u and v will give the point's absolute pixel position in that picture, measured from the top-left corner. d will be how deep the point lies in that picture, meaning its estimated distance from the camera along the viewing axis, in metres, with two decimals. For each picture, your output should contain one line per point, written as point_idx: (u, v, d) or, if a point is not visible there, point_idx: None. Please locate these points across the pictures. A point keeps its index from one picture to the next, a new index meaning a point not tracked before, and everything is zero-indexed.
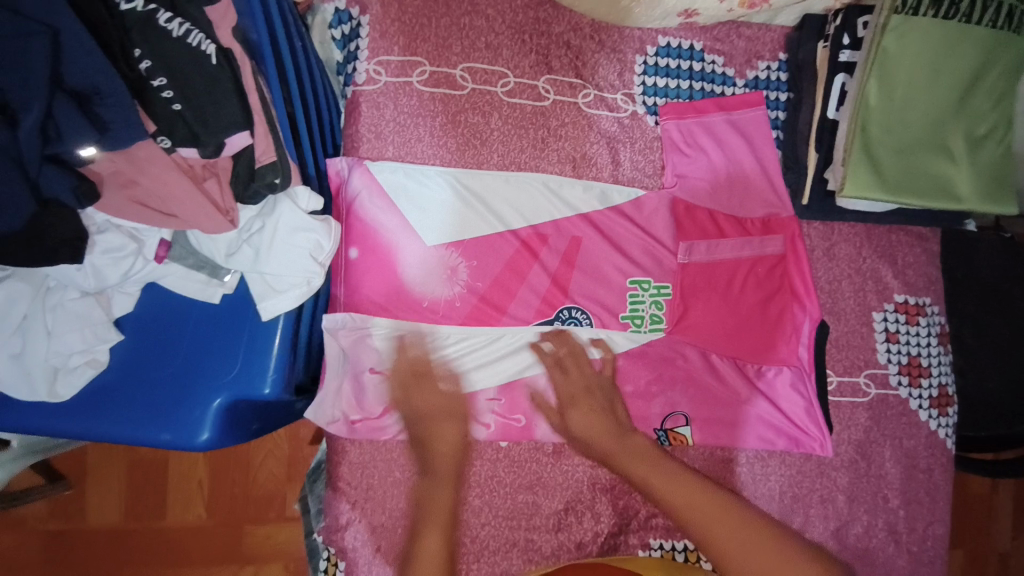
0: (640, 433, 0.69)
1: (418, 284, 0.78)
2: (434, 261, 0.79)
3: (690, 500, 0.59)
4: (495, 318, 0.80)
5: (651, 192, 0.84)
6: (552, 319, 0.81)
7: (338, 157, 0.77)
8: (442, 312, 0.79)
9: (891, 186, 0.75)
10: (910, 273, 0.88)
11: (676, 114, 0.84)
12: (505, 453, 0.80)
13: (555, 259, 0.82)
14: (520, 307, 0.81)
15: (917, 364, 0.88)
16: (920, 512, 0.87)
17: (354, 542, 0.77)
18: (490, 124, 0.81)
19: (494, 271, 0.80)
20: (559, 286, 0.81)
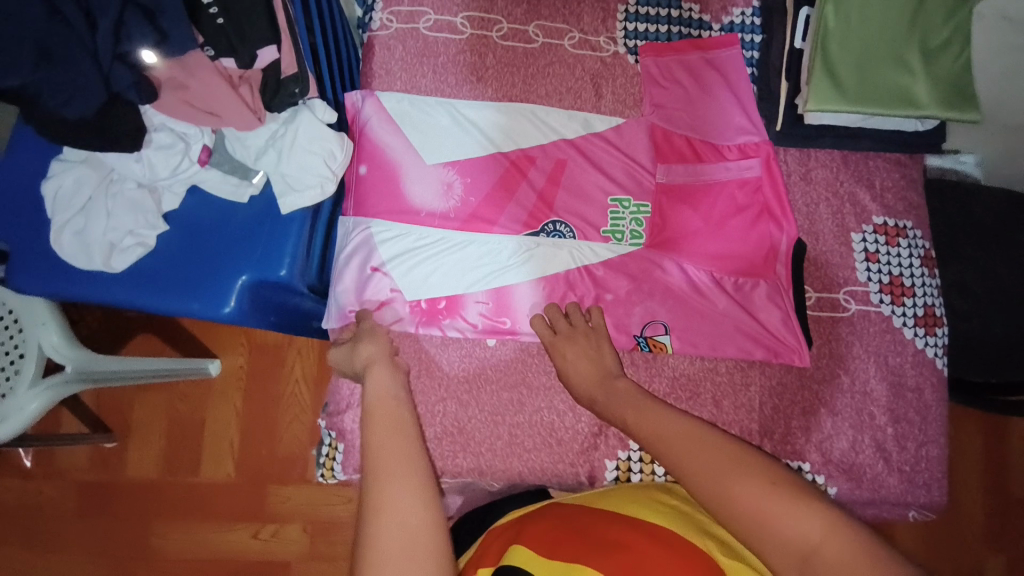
0: (624, 378, 0.69)
1: (418, 196, 0.88)
2: (432, 177, 0.89)
3: (654, 428, 0.58)
4: (485, 229, 0.88)
5: (630, 119, 0.92)
6: (538, 231, 0.89)
7: (355, 91, 0.90)
8: (439, 220, 0.88)
9: (854, 99, 0.80)
10: (888, 197, 0.92)
11: (653, 52, 0.93)
12: (492, 351, 0.87)
13: (542, 179, 0.90)
14: (509, 219, 0.89)
15: (901, 284, 0.89)
16: (910, 431, 0.87)
17: (351, 425, 0.87)
18: (485, 63, 0.92)
19: (486, 187, 0.89)
20: (545, 201, 0.90)
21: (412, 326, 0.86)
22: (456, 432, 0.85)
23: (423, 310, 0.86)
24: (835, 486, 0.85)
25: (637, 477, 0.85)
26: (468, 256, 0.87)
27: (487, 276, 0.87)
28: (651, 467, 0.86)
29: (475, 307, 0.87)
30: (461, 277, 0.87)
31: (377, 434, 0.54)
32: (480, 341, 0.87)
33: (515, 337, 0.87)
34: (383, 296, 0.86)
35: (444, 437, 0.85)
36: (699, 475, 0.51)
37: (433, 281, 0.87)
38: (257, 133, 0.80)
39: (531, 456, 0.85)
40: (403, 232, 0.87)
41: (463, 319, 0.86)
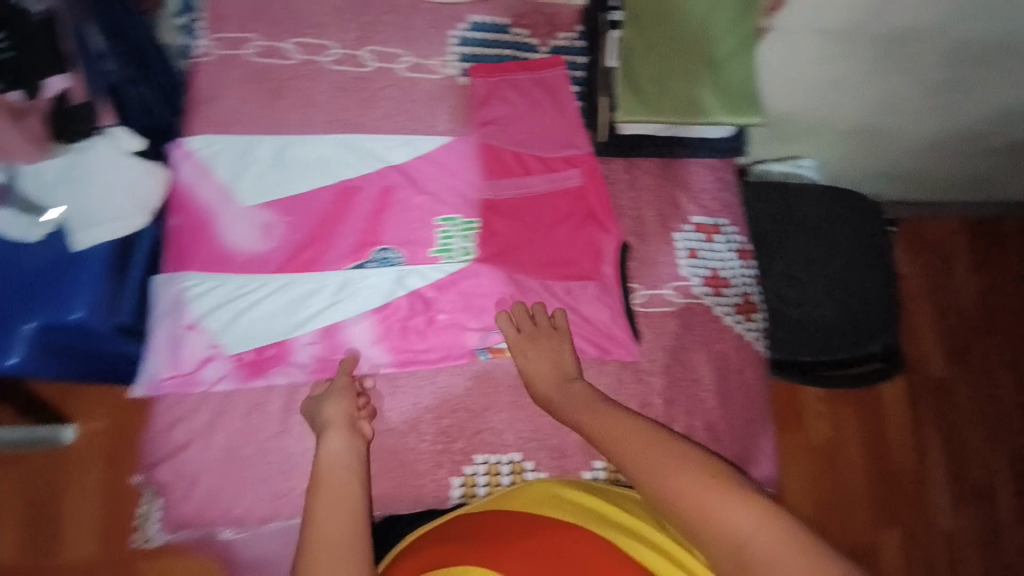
0: (580, 382, 0.76)
1: (234, 241, 0.87)
2: (249, 218, 0.87)
3: (605, 428, 0.65)
4: (310, 267, 0.88)
5: (457, 137, 0.95)
6: (364, 262, 0.89)
7: (172, 142, 0.89)
8: (260, 264, 0.87)
9: (653, 109, 0.87)
10: (705, 197, 1.00)
11: (484, 72, 0.97)
12: (331, 381, 0.86)
13: (366, 208, 0.90)
14: (335, 252, 0.89)
15: (720, 276, 0.98)
16: (737, 412, 0.94)
17: (170, 477, 0.83)
18: (316, 87, 0.93)
19: (309, 224, 0.89)
20: (372, 230, 0.90)
21: (234, 381, 0.85)
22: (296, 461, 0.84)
23: (247, 362, 0.85)
24: None
25: (483, 489, 0.89)
26: (290, 299, 0.86)
27: (313, 317, 0.86)
28: (498, 478, 0.90)
29: (302, 348, 0.86)
30: (284, 322, 0.86)
31: (320, 509, 0.60)
32: (311, 382, 0.86)
33: (349, 372, 0.86)
34: (201, 355, 0.84)
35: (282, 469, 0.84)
36: (646, 465, 0.58)
37: (254, 330, 0.85)
38: (45, 166, 0.77)
39: None
40: (217, 283, 0.85)
41: (291, 363, 0.86)
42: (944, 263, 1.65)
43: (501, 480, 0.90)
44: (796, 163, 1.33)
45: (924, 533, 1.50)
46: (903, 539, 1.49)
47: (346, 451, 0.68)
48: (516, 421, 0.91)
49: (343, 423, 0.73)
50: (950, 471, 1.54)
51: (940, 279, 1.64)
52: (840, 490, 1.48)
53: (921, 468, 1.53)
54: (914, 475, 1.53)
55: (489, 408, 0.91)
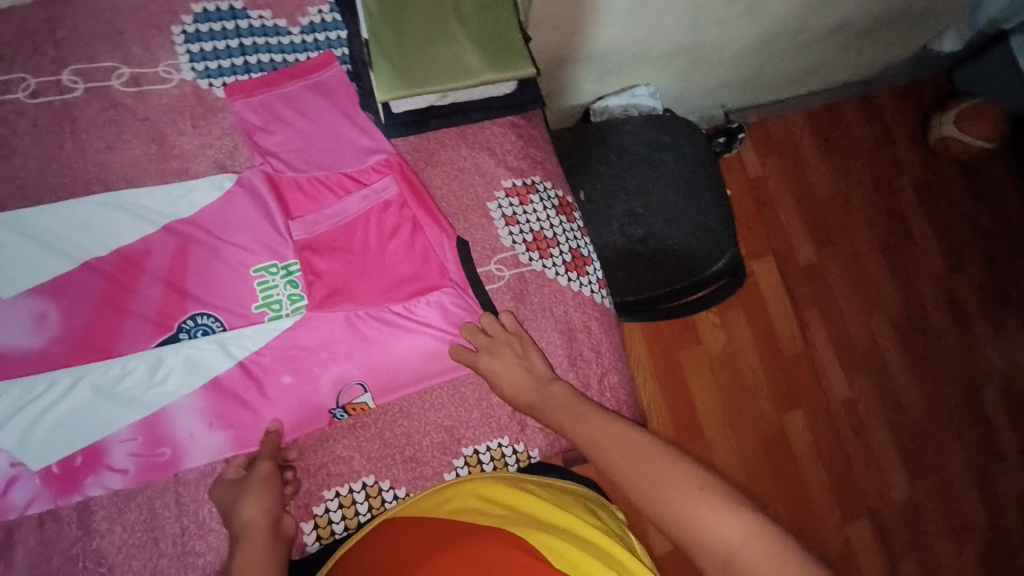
0: (560, 383, 0.74)
1: (0, 342, 0.72)
2: (14, 314, 0.73)
3: (599, 436, 0.63)
4: (106, 354, 0.75)
5: (246, 172, 0.82)
6: (177, 333, 0.78)
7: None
8: (40, 363, 0.73)
9: (414, 80, 0.79)
10: (511, 158, 0.94)
11: (243, 92, 0.83)
12: (160, 488, 0.74)
13: (160, 274, 0.78)
14: (133, 330, 0.76)
15: (544, 238, 0.94)
16: (588, 369, 0.92)
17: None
18: (18, 130, 0.77)
19: (91, 305, 0.75)
20: (174, 296, 0.78)
21: (50, 500, 0.71)
22: (105, 569, 0.71)
23: (58, 475, 0.71)
24: (536, 448, 0.89)
25: (339, 527, 0.80)
26: (100, 391, 0.74)
27: (129, 408, 0.74)
28: (353, 509, 0.81)
29: (121, 448, 0.73)
30: (97, 419, 0.73)
31: None
32: (138, 487, 0.74)
33: (180, 467, 0.75)
34: (0, 478, 0.70)
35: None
36: (635, 473, 0.57)
37: (60, 436, 0.72)
38: None
39: (211, 557, 0.74)
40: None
41: (108, 469, 0.73)
42: (796, 157, 1.72)
43: (358, 509, 0.81)
44: (632, 94, 1.33)
45: (823, 404, 1.61)
46: (807, 418, 1.59)
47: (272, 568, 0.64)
48: (363, 443, 0.83)
49: (263, 532, 0.67)
50: (831, 339, 1.66)
51: (794, 174, 1.72)
52: (744, 392, 1.56)
53: (810, 348, 1.63)
54: (807, 356, 1.62)
55: (326, 439, 0.82)
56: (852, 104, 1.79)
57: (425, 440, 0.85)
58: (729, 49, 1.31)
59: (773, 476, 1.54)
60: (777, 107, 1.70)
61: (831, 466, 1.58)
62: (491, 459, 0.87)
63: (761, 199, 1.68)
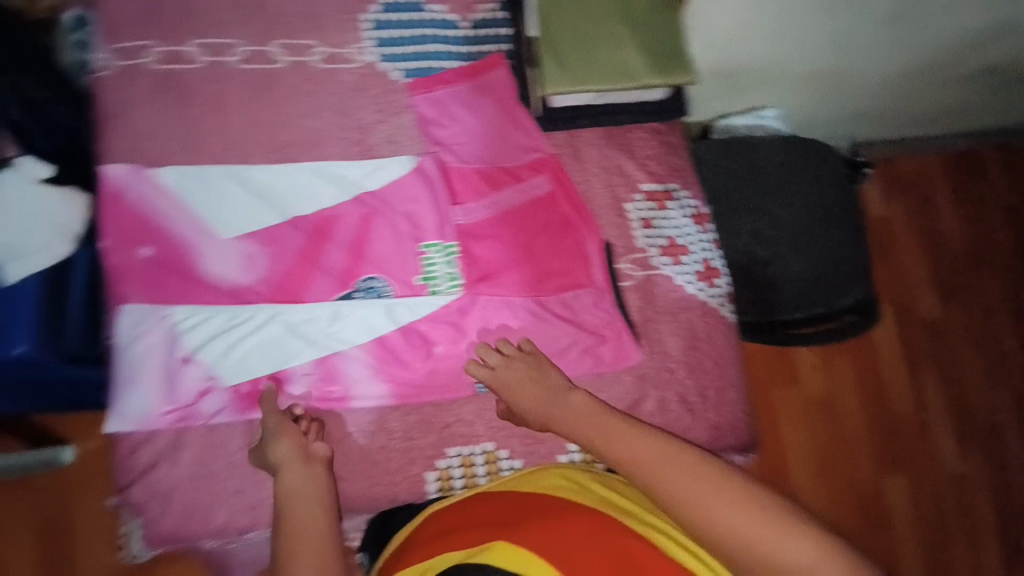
0: (578, 393, 0.76)
1: (217, 272, 0.84)
2: (231, 250, 0.85)
3: (643, 460, 0.63)
4: (298, 297, 0.86)
5: (423, 157, 0.91)
6: (354, 289, 0.88)
7: (120, 164, 0.83)
8: (244, 297, 0.85)
9: (577, 77, 0.81)
10: (652, 163, 0.95)
11: (423, 88, 0.92)
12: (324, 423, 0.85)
13: (349, 237, 0.89)
14: (321, 280, 0.87)
15: (677, 244, 0.93)
16: (707, 379, 0.91)
17: (144, 496, 0.80)
18: (229, 90, 0.88)
19: (290, 255, 0.87)
20: (356, 258, 0.89)
21: (234, 413, 0.82)
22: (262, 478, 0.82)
23: (245, 394, 0.83)
24: None
25: (458, 483, 0.85)
26: (286, 328, 0.85)
27: (311, 346, 0.85)
28: (472, 470, 0.86)
29: (302, 378, 0.84)
30: (282, 352, 0.84)
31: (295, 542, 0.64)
32: (309, 416, 0.84)
33: (347, 406, 0.85)
34: (198, 387, 0.82)
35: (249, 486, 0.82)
36: (659, 476, 0.61)
37: (251, 362, 0.83)
38: None
39: (347, 485, 0.83)
40: (214, 313, 0.83)
41: (289, 394, 0.84)
42: (927, 201, 1.60)
43: (476, 471, 0.86)
44: (759, 115, 1.26)
45: (927, 470, 1.48)
46: (907, 485, 1.46)
47: (310, 495, 0.69)
48: (485, 412, 0.88)
49: (301, 461, 0.72)
50: (949, 403, 1.52)
51: (925, 218, 1.60)
52: (842, 442, 1.46)
53: (920, 410, 1.50)
54: (915, 416, 1.50)
55: (450, 401, 0.88)
56: (1002, 149, 1.64)
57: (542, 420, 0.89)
58: (877, 75, 1.25)
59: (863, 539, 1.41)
60: (912, 143, 1.58)
61: (927, 536, 1.44)
62: None
63: (881, 241, 1.57)
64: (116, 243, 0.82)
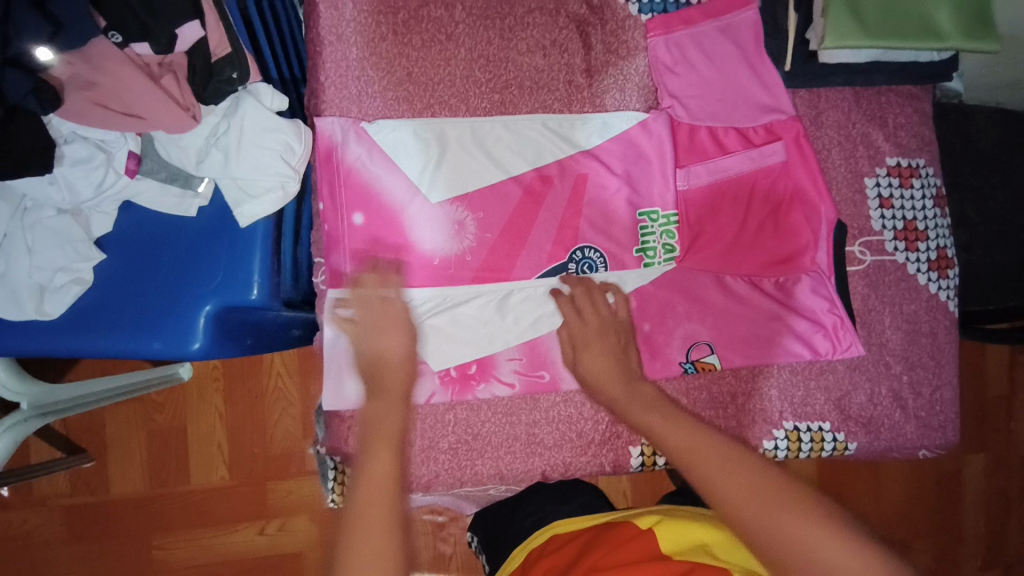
0: (651, 385, 0.66)
1: (426, 242, 0.78)
2: (440, 217, 0.78)
3: (687, 442, 0.55)
4: (506, 273, 0.80)
5: (654, 114, 0.81)
6: (566, 262, 0.81)
7: (331, 118, 0.74)
8: (454, 269, 0.79)
9: (872, 32, 0.71)
10: (902, 134, 0.86)
11: (663, 29, 0.81)
12: (533, 409, 0.80)
13: (562, 203, 0.80)
14: (533, 248, 0.80)
15: (914, 228, 0.85)
16: (924, 376, 0.86)
17: (360, 448, 0.77)
18: (455, 16, 0.78)
19: (502, 222, 0.80)
20: (569, 223, 0.81)
21: (446, 397, 0.78)
22: (471, 437, 0.78)
23: (455, 377, 0.79)
24: (854, 440, 0.85)
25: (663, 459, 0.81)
26: (497, 311, 0.80)
27: (521, 329, 0.80)
28: None
29: (508, 364, 0.80)
30: (490, 334, 0.80)
31: (376, 459, 0.55)
32: (517, 399, 0.80)
33: (555, 392, 0.80)
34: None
35: (459, 445, 0.78)
36: (704, 472, 0.52)
37: (463, 344, 0.79)
38: (193, 132, 0.67)
39: (553, 453, 0.80)
40: (421, 294, 0.78)
41: (497, 380, 0.79)
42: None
43: None
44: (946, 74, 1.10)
45: (1004, 451, 1.45)
46: (986, 465, 1.44)
47: (393, 422, 0.60)
48: (692, 390, 0.84)
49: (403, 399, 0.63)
50: None
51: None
52: None
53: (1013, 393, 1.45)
54: (1003, 402, 1.45)
55: (660, 377, 0.82)
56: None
57: (748, 403, 0.84)
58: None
59: (929, 522, 1.40)
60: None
61: (993, 514, 1.44)
62: (810, 440, 0.84)
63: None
64: (328, 209, 0.75)
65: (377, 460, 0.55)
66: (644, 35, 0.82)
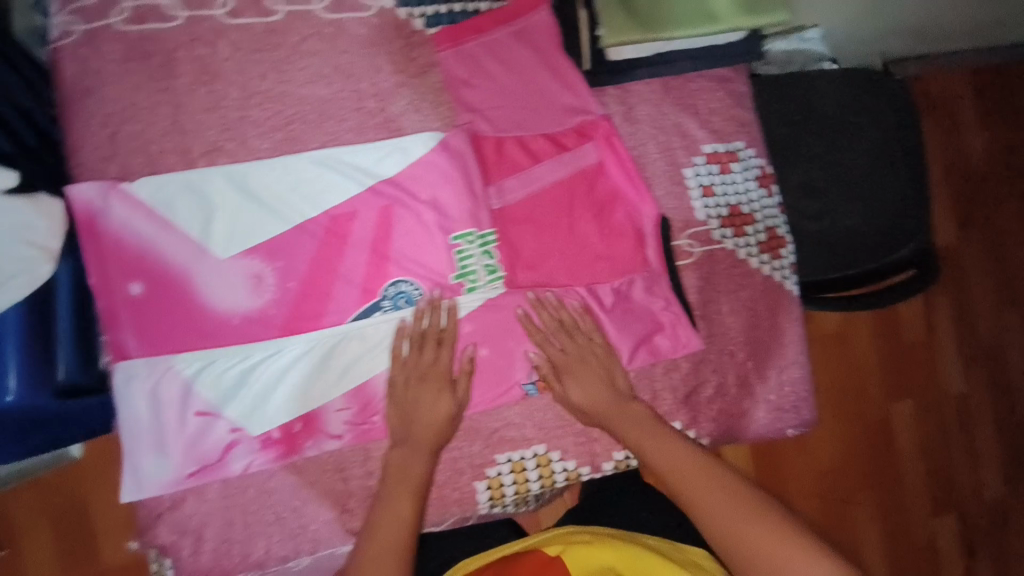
0: (640, 404, 0.75)
1: (222, 301, 0.72)
2: (234, 272, 0.72)
3: (673, 464, 0.67)
4: (318, 321, 0.75)
5: (453, 131, 0.76)
6: (380, 301, 0.77)
7: (86, 184, 0.68)
8: (257, 326, 0.73)
9: (645, 25, 0.73)
10: (716, 120, 0.84)
11: (452, 41, 0.76)
12: (366, 458, 0.77)
13: (368, 238, 0.76)
14: (342, 293, 0.76)
15: (740, 213, 0.85)
16: (769, 359, 0.86)
17: (173, 535, 0.74)
18: (220, 52, 0.71)
19: (306, 267, 0.75)
20: (379, 260, 0.77)
21: (268, 461, 0.74)
22: (300, 505, 0.76)
23: (278, 439, 0.74)
24: (708, 436, 0.84)
25: (510, 490, 0.80)
26: (317, 363, 0.75)
27: (344, 376, 0.76)
28: (524, 474, 0.81)
29: (336, 416, 0.76)
30: (309, 388, 0.75)
31: (399, 506, 0.69)
32: (348, 450, 0.77)
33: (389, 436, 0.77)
34: (224, 440, 0.73)
35: (287, 513, 0.76)
36: (693, 497, 0.64)
37: (281, 402, 0.74)
38: None
39: None
40: (225, 358, 0.72)
41: (324, 434, 0.76)
42: (953, 118, 1.50)
43: (528, 476, 0.81)
44: (801, 39, 1.18)
45: (934, 399, 1.48)
46: (917, 411, 1.47)
47: (412, 473, 0.71)
48: (536, 411, 0.81)
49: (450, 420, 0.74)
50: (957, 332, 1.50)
51: (948, 137, 1.50)
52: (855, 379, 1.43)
53: (931, 336, 1.49)
54: (926, 347, 1.48)
55: (499, 405, 0.80)
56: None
57: None
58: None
59: (869, 477, 1.42)
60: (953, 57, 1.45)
61: (930, 462, 1.47)
62: None
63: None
64: (99, 281, 0.70)
65: (391, 509, 0.69)
66: (433, 49, 0.77)
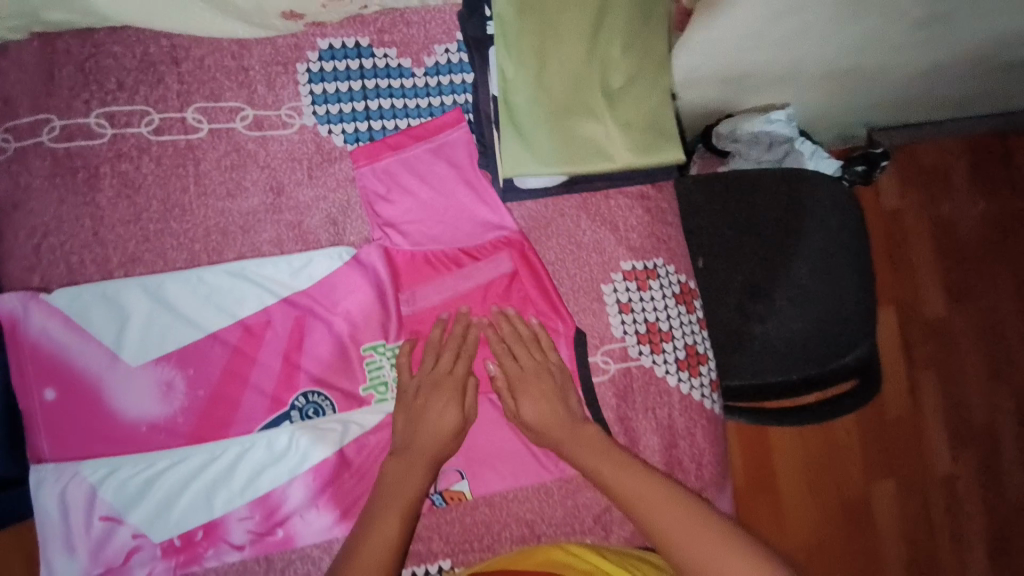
0: (593, 425, 0.74)
1: (129, 408, 0.74)
2: (143, 381, 0.75)
3: (628, 484, 0.65)
4: (224, 429, 0.76)
5: (367, 247, 0.80)
6: (288, 411, 0.78)
7: (7, 295, 0.72)
8: (164, 435, 0.75)
9: (545, 159, 0.70)
10: (634, 237, 0.87)
11: (368, 157, 0.78)
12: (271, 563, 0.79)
13: (278, 347, 0.78)
14: (251, 403, 0.77)
15: (657, 330, 0.86)
16: (684, 480, 0.84)
17: None
18: (142, 168, 0.77)
19: (214, 376, 0.76)
20: (290, 369, 0.78)
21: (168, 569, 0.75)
22: None
23: (179, 547, 0.75)
24: None
25: None
26: (220, 470, 0.76)
27: (248, 486, 0.76)
28: None
29: (239, 526, 0.76)
30: (212, 496, 0.76)
31: (387, 523, 0.63)
32: (251, 559, 0.78)
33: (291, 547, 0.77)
34: (126, 546, 0.74)
35: None
36: (647, 511, 0.61)
37: (183, 511, 0.75)
38: None
39: None
40: (131, 465, 0.74)
41: (225, 543, 0.76)
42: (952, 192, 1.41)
43: None
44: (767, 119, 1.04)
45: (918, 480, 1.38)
46: (897, 489, 1.37)
47: (408, 487, 0.67)
48: (443, 524, 0.81)
49: (461, 427, 0.73)
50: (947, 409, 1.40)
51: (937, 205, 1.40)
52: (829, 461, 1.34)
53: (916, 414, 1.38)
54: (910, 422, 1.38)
55: None
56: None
57: (503, 531, 0.82)
58: (898, 89, 1.12)
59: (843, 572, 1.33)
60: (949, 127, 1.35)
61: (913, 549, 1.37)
62: None
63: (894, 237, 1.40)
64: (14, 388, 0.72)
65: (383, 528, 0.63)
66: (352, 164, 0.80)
